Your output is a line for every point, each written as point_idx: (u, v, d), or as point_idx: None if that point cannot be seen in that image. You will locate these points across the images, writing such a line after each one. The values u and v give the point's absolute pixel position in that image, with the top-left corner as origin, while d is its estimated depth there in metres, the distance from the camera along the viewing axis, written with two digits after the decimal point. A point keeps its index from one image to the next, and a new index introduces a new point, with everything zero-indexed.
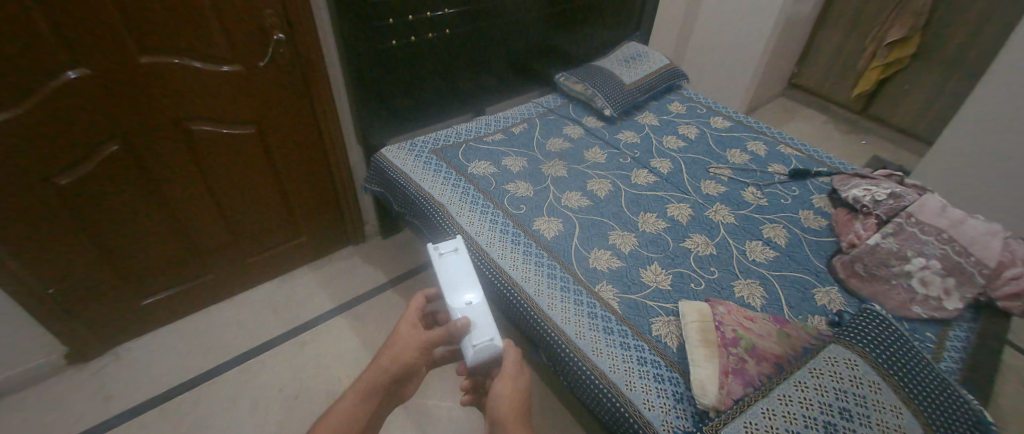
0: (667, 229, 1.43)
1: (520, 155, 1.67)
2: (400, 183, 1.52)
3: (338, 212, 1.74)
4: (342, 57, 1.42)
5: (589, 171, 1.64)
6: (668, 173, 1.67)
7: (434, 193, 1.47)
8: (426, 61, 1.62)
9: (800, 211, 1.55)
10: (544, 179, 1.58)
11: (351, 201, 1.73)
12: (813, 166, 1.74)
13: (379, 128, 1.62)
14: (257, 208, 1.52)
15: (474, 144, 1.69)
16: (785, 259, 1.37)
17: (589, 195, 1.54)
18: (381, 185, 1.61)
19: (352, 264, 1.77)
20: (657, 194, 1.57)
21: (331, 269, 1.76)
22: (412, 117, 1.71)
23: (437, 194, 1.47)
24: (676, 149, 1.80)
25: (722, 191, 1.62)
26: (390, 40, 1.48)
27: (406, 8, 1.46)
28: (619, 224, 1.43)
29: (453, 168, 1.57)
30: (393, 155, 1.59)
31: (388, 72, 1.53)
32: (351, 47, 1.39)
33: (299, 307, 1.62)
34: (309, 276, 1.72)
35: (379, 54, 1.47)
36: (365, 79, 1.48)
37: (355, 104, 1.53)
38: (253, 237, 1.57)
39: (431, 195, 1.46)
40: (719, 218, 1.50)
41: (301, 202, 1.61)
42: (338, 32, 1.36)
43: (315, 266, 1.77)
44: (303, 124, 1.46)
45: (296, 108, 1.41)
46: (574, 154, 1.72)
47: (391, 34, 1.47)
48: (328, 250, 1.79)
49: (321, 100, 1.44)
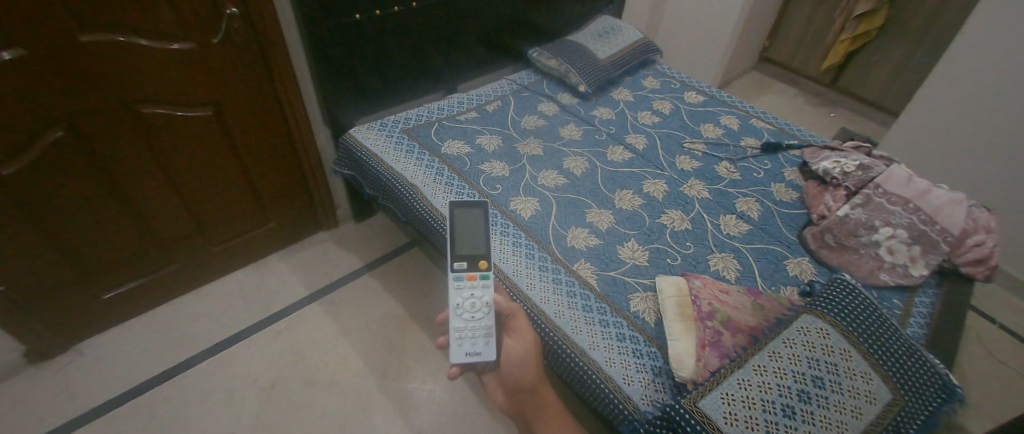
0: (643, 206, 1.43)
1: (495, 134, 1.64)
2: (372, 166, 1.47)
3: (307, 197, 1.67)
4: (303, 34, 1.34)
5: (565, 149, 1.62)
6: (644, 149, 1.66)
7: (406, 176, 1.42)
8: (393, 37, 1.55)
9: (772, 185, 1.57)
10: (520, 157, 1.55)
11: (320, 185, 1.67)
12: (784, 139, 1.76)
13: (347, 108, 1.55)
14: (221, 195, 1.46)
15: (447, 123, 1.64)
16: (758, 232, 1.39)
17: (565, 173, 1.52)
18: (352, 168, 1.56)
19: (325, 250, 1.72)
20: (633, 171, 1.56)
21: (303, 255, 1.70)
22: (380, 96, 1.64)
23: (411, 176, 1.42)
24: (651, 125, 1.80)
25: (697, 166, 1.62)
26: (355, 14, 1.40)
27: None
28: (596, 202, 1.43)
29: (426, 148, 1.52)
30: (363, 137, 1.53)
31: (353, 49, 1.46)
32: (311, 21, 1.32)
33: (271, 295, 1.57)
34: (280, 264, 1.67)
35: (343, 30, 1.40)
36: (329, 57, 1.41)
37: (318, 83, 1.46)
38: (217, 225, 1.50)
39: (404, 178, 1.41)
40: (694, 194, 1.50)
41: (267, 187, 1.55)
42: (297, 6, 1.28)
43: (285, 253, 1.70)
44: (264, 105, 1.38)
45: (254, 88, 1.33)
46: (549, 132, 1.69)
47: (355, 7, 1.39)
48: (299, 237, 1.73)
49: (281, 79, 1.36)
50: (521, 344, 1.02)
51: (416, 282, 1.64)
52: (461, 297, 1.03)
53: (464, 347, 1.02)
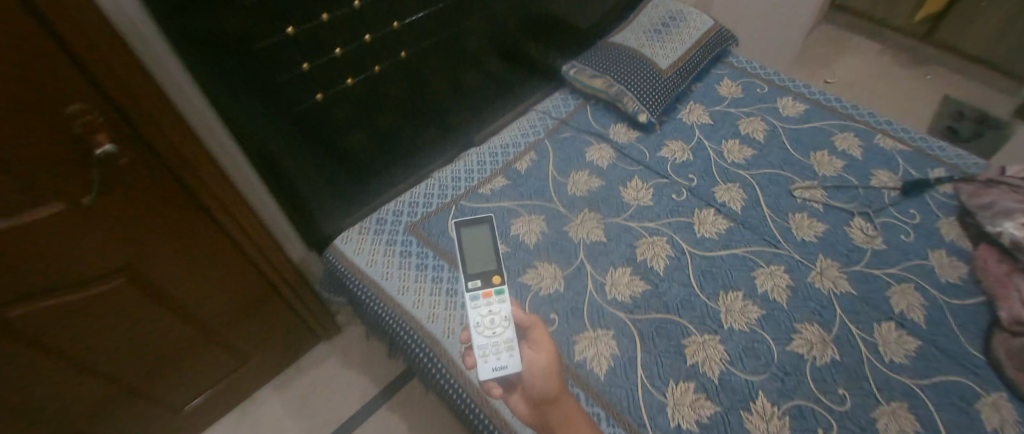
0: (762, 321, 1.01)
1: (535, 210, 1.19)
2: (369, 298, 1.04)
3: (297, 319, 1.28)
4: (239, 140, 0.91)
5: (635, 224, 1.18)
6: (743, 211, 1.21)
7: (422, 318, 0.99)
8: (372, 102, 1.11)
9: (930, 253, 1.11)
10: (576, 250, 1.12)
11: (310, 302, 1.26)
12: (929, 168, 1.28)
13: (322, 207, 1.16)
14: (179, 360, 1.07)
15: (465, 203, 1.20)
16: (933, 351, 0.96)
17: (644, 274, 1.08)
18: (344, 294, 1.14)
19: (325, 376, 1.35)
20: (736, 253, 1.12)
21: (299, 386, 1.34)
22: (365, 176, 1.23)
23: (426, 316, 0.99)
24: (742, 167, 1.32)
25: (822, 233, 1.16)
26: (310, 91, 0.96)
27: (327, 40, 0.92)
28: (693, 323, 1.01)
29: (442, 255, 1.08)
30: (353, 250, 1.10)
31: (317, 135, 1.04)
32: (244, 120, 0.89)
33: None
34: (274, 403, 1.31)
35: (295, 117, 0.97)
36: (282, 157, 0.99)
37: (279, 190, 1.04)
38: (182, 389, 1.13)
39: (416, 322, 0.98)
40: (828, 288, 1.06)
41: (240, 331, 1.15)
42: (219, 106, 0.85)
43: (280, 382, 1.34)
44: (202, 247, 0.95)
45: (181, 233, 0.90)
46: (609, 197, 1.23)
47: (309, 83, 0.95)
48: (292, 358, 1.35)
49: (221, 211, 0.93)
50: (543, 356, 0.90)
51: (446, 415, 1.28)
52: (479, 309, 0.90)
53: (489, 362, 0.85)
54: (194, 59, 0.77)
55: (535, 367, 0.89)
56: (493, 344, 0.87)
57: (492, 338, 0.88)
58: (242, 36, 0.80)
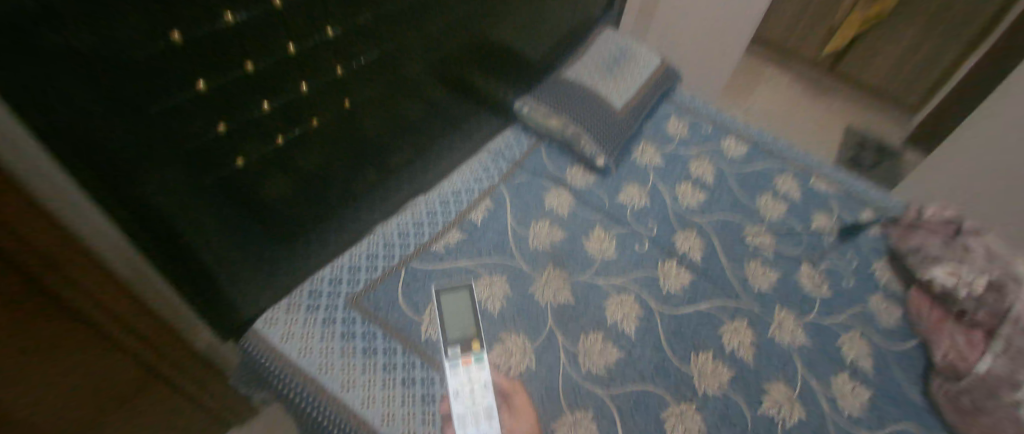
0: (734, 383, 0.99)
1: (498, 270, 1.09)
2: (304, 400, 0.85)
3: (198, 411, 1.06)
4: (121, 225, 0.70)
5: (602, 280, 1.12)
6: (703, 261, 1.20)
7: (373, 419, 0.83)
8: (303, 161, 0.92)
9: (869, 298, 1.18)
10: (544, 316, 1.04)
11: (216, 389, 1.05)
12: (858, 211, 1.37)
13: (235, 284, 0.95)
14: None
15: (415, 264, 1.06)
16: (883, 401, 1.01)
17: (616, 339, 1.03)
18: (268, 388, 0.94)
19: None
20: (702, 309, 1.10)
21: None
22: (294, 243, 1.03)
23: (379, 419, 0.83)
24: (697, 212, 1.33)
25: (776, 282, 1.19)
26: (222, 158, 0.77)
27: (246, 97, 0.73)
28: (669, 392, 0.97)
29: (395, 335, 0.94)
30: (281, 338, 0.91)
31: (229, 205, 0.83)
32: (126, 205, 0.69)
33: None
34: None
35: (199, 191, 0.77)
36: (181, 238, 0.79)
37: (175, 275, 0.83)
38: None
39: (368, 426, 0.83)
40: (788, 341, 1.07)
41: None
42: (85, 189, 0.64)
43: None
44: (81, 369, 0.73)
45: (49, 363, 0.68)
46: (573, 252, 1.16)
47: (221, 149, 0.75)
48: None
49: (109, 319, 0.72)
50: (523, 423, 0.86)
51: None
52: (458, 378, 0.86)
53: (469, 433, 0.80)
54: (51, 134, 0.56)
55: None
56: (473, 413, 0.83)
57: (472, 406, 0.83)
58: (128, 101, 0.61)
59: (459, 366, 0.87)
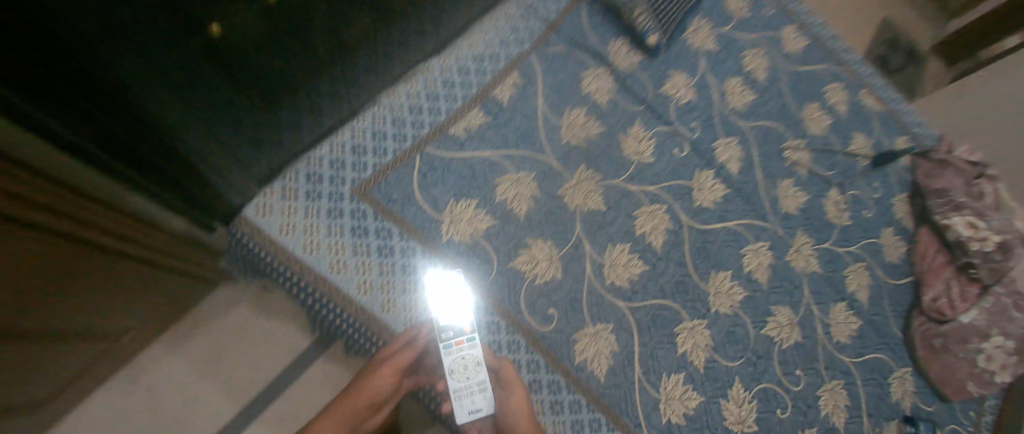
0: (746, 304, 1.01)
1: (525, 165, 0.97)
2: (317, 303, 0.80)
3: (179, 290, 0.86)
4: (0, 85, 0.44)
5: (635, 187, 1.03)
6: (739, 175, 1.12)
7: (394, 325, 0.81)
8: None
9: (881, 232, 1.18)
10: (572, 222, 0.96)
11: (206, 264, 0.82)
12: (895, 136, 1.29)
13: (227, 176, 0.74)
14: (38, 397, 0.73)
15: (431, 150, 0.93)
16: (867, 330, 1.08)
17: (642, 252, 0.98)
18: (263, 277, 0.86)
19: (230, 328, 0.99)
20: (730, 227, 1.06)
21: (200, 343, 0.98)
22: (295, 125, 0.81)
23: (400, 326, 0.81)
24: (742, 116, 1.19)
25: (803, 205, 1.15)
26: None
27: None
28: (685, 308, 0.97)
29: (413, 235, 0.86)
30: (279, 230, 0.81)
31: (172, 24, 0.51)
32: (43, 81, 0.45)
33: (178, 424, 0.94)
34: (169, 367, 0.96)
35: (159, 47, 0.52)
36: (146, 113, 0.56)
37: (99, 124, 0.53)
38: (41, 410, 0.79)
39: (388, 331, 0.80)
40: (802, 267, 1.08)
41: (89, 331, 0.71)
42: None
43: (171, 342, 0.97)
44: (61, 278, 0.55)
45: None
46: (608, 151, 1.03)
47: None
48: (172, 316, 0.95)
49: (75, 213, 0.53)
50: (515, 399, 0.73)
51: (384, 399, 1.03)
52: (451, 357, 0.71)
53: (465, 408, 0.70)
54: None
55: (514, 418, 0.72)
56: (468, 387, 0.71)
57: (466, 382, 0.71)
58: None
59: (451, 346, 0.71)
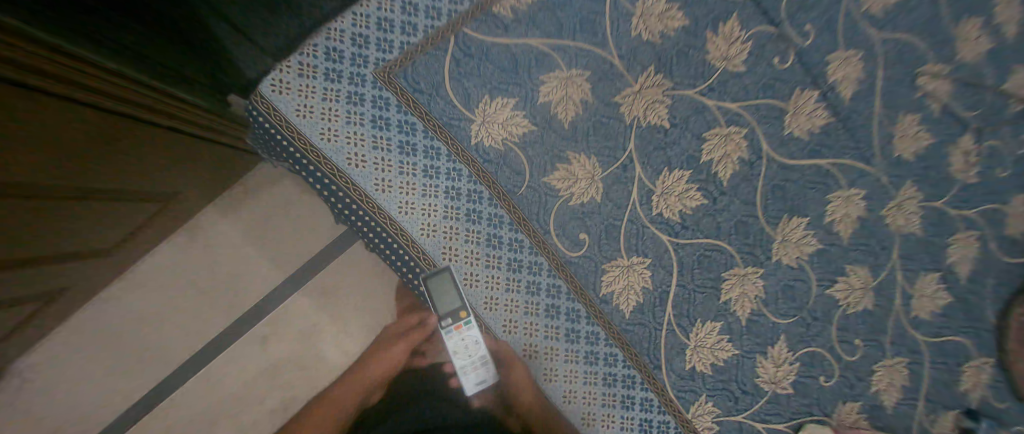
0: (815, 258, 0.86)
1: (579, 62, 0.81)
2: (332, 196, 0.74)
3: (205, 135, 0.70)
4: None
5: (712, 103, 0.84)
6: (852, 101, 0.88)
7: (412, 230, 0.75)
8: None
9: (1014, 197, 0.92)
10: (624, 138, 0.82)
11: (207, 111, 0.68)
12: None
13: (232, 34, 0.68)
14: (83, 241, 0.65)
15: (468, 33, 0.77)
16: (956, 309, 0.91)
17: (703, 183, 0.83)
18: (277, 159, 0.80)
19: (285, 202, 0.88)
20: (820, 165, 0.87)
21: (257, 214, 0.87)
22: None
23: (417, 231, 0.75)
24: (877, 23, 0.90)
25: (923, 149, 0.91)
26: None
27: None
28: (740, 253, 0.84)
29: (439, 132, 0.77)
30: (296, 113, 0.73)
31: None
32: None
33: (234, 297, 0.85)
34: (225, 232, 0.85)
35: None
36: None
37: None
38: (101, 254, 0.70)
39: (404, 236, 0.75)
40: (898, 225, 0.89)
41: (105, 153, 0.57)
42: None
43: (226, 206, 0.85)
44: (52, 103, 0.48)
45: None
46: (687, 53, 0.83)
47: None
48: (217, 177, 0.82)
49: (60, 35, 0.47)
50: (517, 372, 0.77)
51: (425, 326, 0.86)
52: (452, 341, 0.71)
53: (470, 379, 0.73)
54: None
55: (519, 390, 0.77)
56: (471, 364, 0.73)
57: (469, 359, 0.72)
58: None
59: (451, 332, 0.71)
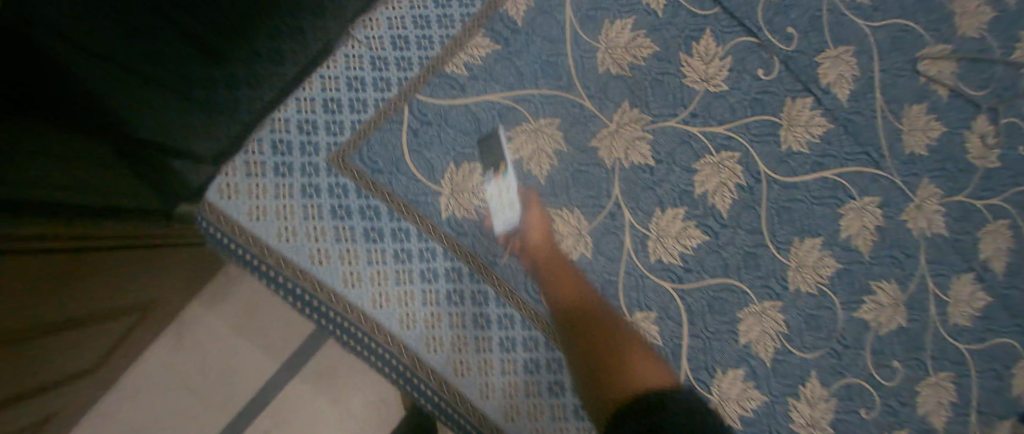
0: (836, 279, 0.78)
1: (548, 110, 0.74)
2: (300, 301, 0.69)
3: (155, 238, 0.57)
4: None
5: (699, 130, 0.76)
6: (850, 102, 0.81)
7: (389, 321, 0.70)
8: None
9: None
10: (608, 183, 0.75)
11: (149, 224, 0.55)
12: None
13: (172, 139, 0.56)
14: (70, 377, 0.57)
15: (423, 99, 0.72)
16: (999, 308, 0.82)
17: (700, 219, 0.76)
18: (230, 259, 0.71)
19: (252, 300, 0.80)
20: (828, 177, 0.79)
21: (236, 310, 0.79)
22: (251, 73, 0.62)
23: (396, 322, 0.70)
24: (861, 13, 0.84)
25: (936, 140, 0.83)
26: None
27: None
28: (753, 288, 0.77)
29: (405, 210, 0.71)
30: (248, 215, 0.68)
31: None
32: None
33: (232, 392, 0.77)
34: (213, 325, 0.78)
35: None
36: None
37: None
38: (79, 378, 0.60)
39: (381, 329, 0.69)
40: (921, 228, 0.81)
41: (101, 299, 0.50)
42: None
43: (211, 297, 0.79)
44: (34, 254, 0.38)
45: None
46: (661, 81, 0.76)
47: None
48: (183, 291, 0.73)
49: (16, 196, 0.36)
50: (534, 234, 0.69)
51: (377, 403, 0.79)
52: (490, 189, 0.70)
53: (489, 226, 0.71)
54: None
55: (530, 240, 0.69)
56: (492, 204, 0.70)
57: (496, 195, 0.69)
58: None
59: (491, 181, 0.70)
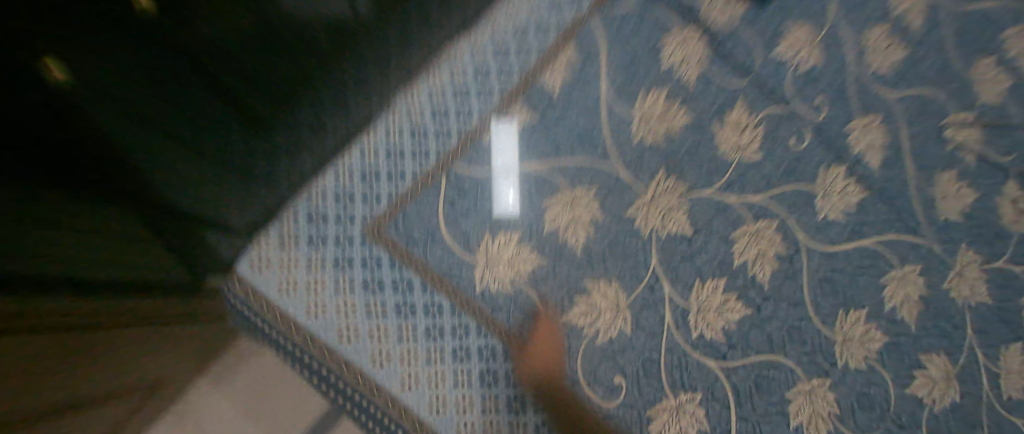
0: (884, 352, 0.75)
1: (583, 180, 0.73)
2: (326, 384, 0.65)
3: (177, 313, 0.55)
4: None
5: (735, 199, 0.75)
6: (883, 170, 0.80)
7: (418, 404, 0.66)
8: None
9: None
10: (645, 254, 0.72)
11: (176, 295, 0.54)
12: None
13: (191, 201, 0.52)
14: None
15: (461, 170, 0.72)
16: None
17: (741, 290, 0.73)
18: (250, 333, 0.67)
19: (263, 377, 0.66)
20: (867, 247, 0.77)
21: (246, 383, 0.65)
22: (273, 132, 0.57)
23: (426, 407, 0.66)
24: (887, 81, 0.83)
25: (975, 204, 0.80)
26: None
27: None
28: (800, 364, 0.73)
29: (439, 283, 0.69)
30: (278, 290, 0.66)
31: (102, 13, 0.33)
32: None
33: None
34: (222, 411, 0.64)
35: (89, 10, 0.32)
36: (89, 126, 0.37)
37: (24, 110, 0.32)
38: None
39: (410, 412, 0.65)
40: (967, 297, 0.78)
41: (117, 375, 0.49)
42: None
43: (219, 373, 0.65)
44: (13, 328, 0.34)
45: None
46: (695, 151, 0.75)
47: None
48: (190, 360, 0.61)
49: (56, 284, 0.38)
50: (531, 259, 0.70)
51: None
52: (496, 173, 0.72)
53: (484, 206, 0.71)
54: None
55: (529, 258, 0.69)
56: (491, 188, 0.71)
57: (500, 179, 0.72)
58: None
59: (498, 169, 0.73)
